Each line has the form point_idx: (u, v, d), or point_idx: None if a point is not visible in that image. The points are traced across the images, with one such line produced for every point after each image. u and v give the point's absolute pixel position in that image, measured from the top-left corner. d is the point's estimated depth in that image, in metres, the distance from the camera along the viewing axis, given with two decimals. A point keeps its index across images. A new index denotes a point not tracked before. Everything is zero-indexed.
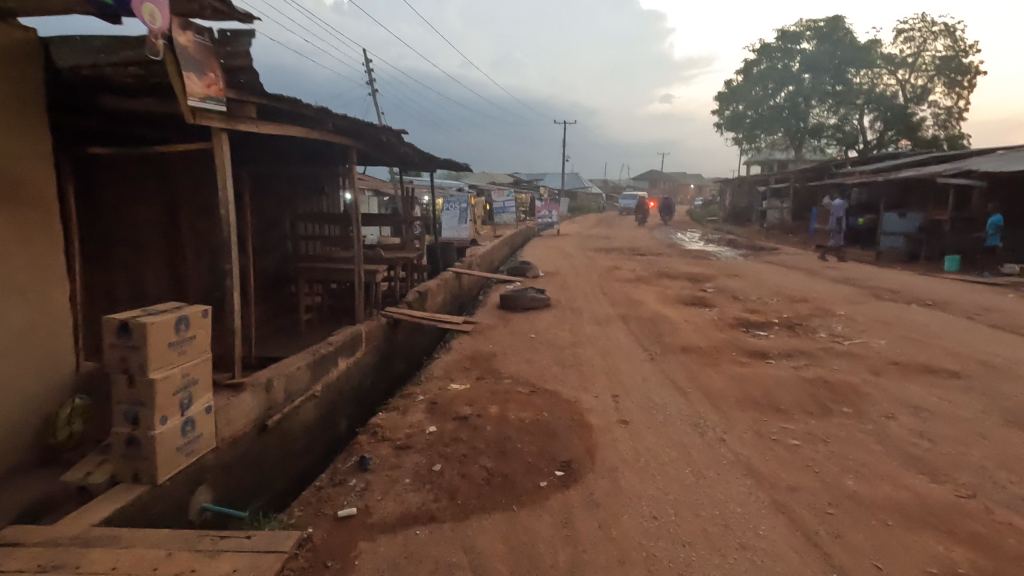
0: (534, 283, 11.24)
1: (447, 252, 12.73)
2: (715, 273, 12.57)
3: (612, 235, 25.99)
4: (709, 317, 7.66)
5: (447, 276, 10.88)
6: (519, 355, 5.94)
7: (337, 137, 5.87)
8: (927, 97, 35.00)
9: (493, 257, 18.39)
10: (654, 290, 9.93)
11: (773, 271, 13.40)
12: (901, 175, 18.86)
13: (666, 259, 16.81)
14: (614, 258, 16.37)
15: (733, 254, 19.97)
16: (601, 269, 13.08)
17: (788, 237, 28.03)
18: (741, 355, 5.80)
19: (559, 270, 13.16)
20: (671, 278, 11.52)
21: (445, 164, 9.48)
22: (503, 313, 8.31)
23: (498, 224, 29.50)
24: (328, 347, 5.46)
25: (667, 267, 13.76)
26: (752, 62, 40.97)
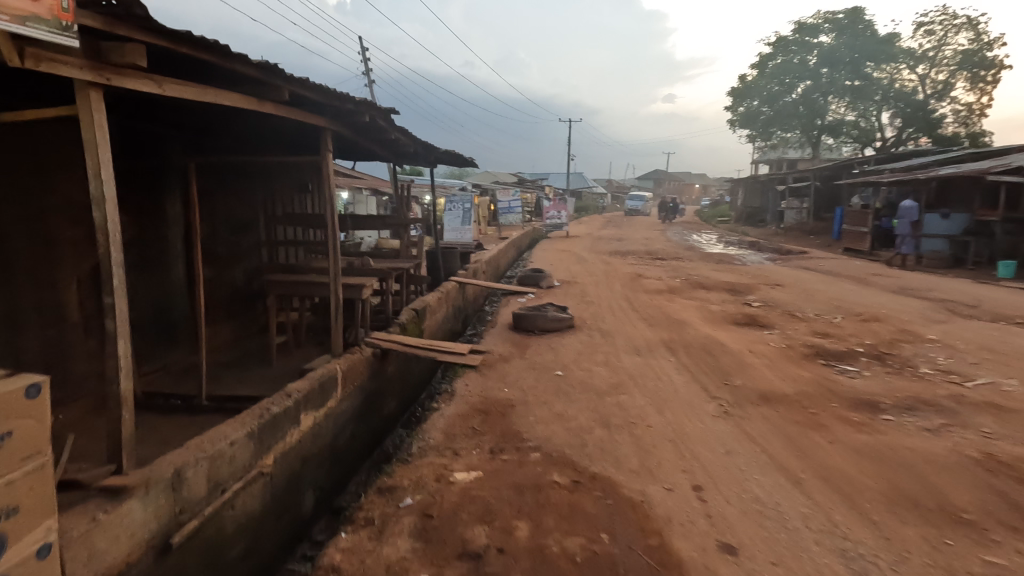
0: (551, 295, 9.78)
1: (448, 259, 11.24)
2: (754, 283, 11.04)
3: (625, 237, 24.44)
4: (776, 344, 6.16)
5: (450, 288, 9.42)
6: (545, 404, 4.44)
7: (300, 112, 4.43)
8: (949, 92, 33.41)
9: (500, 261, 16.92)
10: (692, 305, 8.43)
11: (816, 279, 11.87)
12: (942, 173, 17.33)
13: (690, 264, 15.27)
14: (633, 263, 14.86)
15: (758, 258, 18.43)
16: (623, 278, 11.56)
17: (809, 240, 26.43)
18: (846, 407, 4.30)
19: (576, 278, 11.66)
20: (706, 289, 10.00)
21: (445, 156, 8.05)
22: (517, 336, 6.82)
23: (504, 224, 28.04)
24: (286, 400, 3.99)
25: (695, 275, 12.25)
26: (766, 57, 39.08)
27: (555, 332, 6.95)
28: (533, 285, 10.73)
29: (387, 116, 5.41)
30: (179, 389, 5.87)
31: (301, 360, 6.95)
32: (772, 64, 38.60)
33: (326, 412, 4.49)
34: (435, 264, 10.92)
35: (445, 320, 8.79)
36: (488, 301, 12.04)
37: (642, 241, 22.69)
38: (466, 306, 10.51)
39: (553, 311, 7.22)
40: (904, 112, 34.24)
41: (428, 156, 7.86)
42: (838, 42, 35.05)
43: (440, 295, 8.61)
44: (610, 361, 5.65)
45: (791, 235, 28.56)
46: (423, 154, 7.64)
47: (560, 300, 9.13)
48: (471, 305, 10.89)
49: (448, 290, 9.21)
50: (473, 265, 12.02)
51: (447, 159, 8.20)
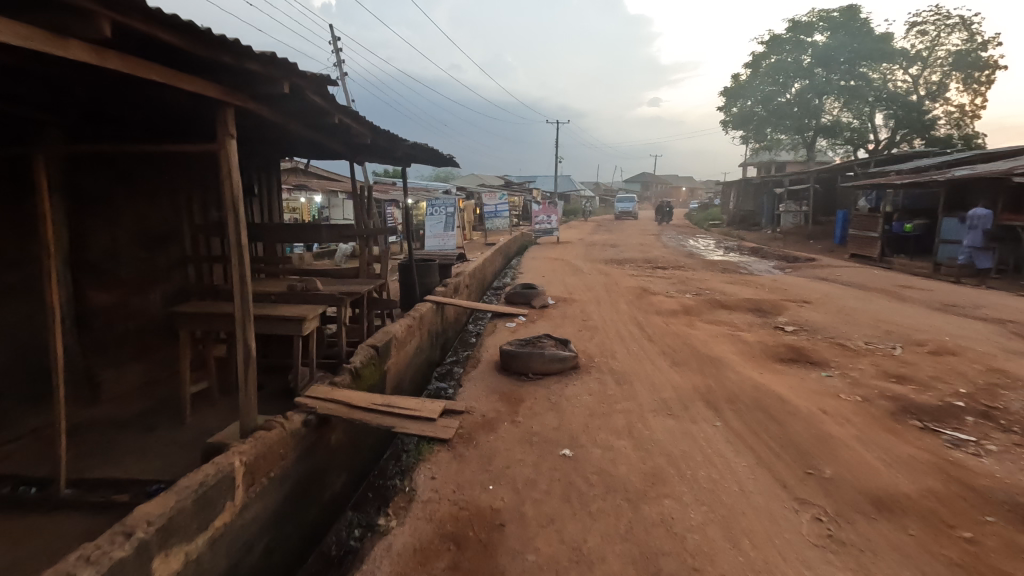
0: (546, 317, 8.26)
1: (423, 273, 9.63)
2: (777, 299, 9.61)
3: (620, 243, 23.06)
4: (847, 395, 4.67)
5: (424, 311, 7.83)
6: (551, 522, 2.91)
7: (165, 74, 2.89)
8: (942, 94, 32.55)
9: (486, 272, 15.38)
10: (718, 331, 6.95)
11: (844, 293, 10.47)
12: (961, 174, 16.10)
13: (696, 275, 13.87)
14: (633, 274, 13.42)
15: (765, 266, 17.10)
16: (627, 294, 10.09)
17: (811, 245, 25.25)
18: (1013, 525, 2.82)
19: (572, 294, 10.17)
20: (726, 310, 8.54)
21: (413, 149, 6.46)
22: (504, 382, 5.27)
23: (490, 230, 26.50)
24: (125, 544, 2.39)
25: (707, 290, 10.80)
26: (761, 56, 38.04)
27: (555, 376, 5.41)
28: (522, 305, 9.20)
29: (322, 88, 3.84)
30: (27, 471, 4.18)
31: (222, 416, 5.34)
32: (766, 63, 37.59)
33: (212, 536, 2.91)
34: (408, 279, 9.31)
35: (416, 353, 7.19)
36: (469, 324, 10.51)
37: (638, 248, 21.35)
38: (443, 331, 8.96)
39: (551, 348, 5.69)
40: (897, 114, 33.39)
41: (391, 150, 6.29)
42: (833, 40, 34.00)
43: (410, 321, 7.02)
44: (634, 428, 4.12)
45: (790, 240, 27.43)
46: (385, 146, 6.06)
47: (557, 326, 7.60)
48: (450, 329, 9.34)
49: (422, 314, 7.62)
50: (453, 280, 10.47)
51: (415, 151, 6.62)
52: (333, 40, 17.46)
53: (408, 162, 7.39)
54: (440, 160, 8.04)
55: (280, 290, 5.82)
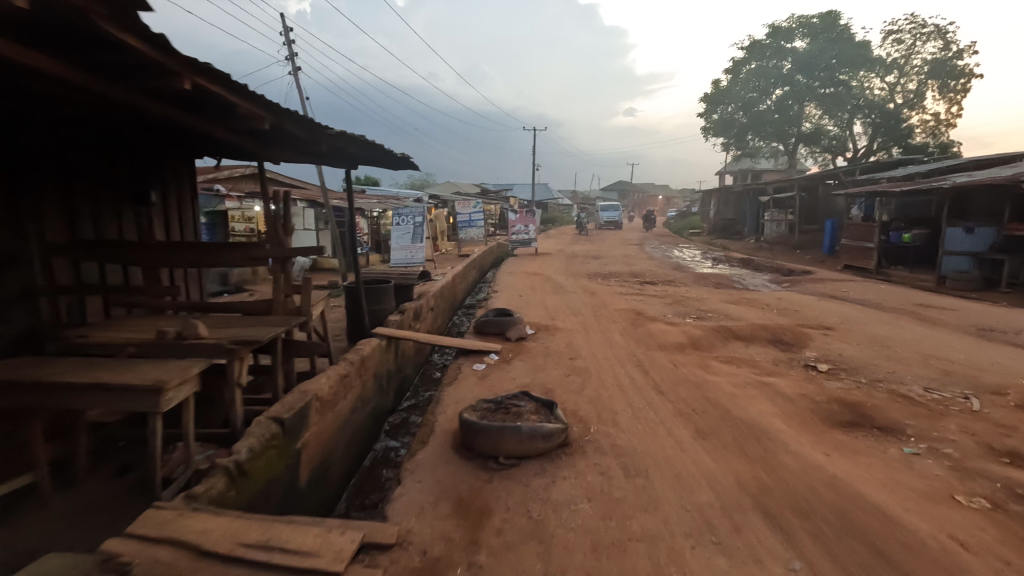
0: (525, 354, 6.69)
1: (374, 296, 7.93)
2: (795, 326, 8.16)
3: (601, 255, 21.75)
4: (967, 499, 3.17)
5: (370, 349, 6.15)
6: None
7: None
8: (919, 102, 31.81)
9: (457, 290, 13.77)
10: (742, 377, 5.46)
11: (865, 316, 9.10)
12: (966, 181, 15.01)
13: (692, 292, 12.45)
14: (622, 293, 11.96)
15: (760, 280, 15.83)
16: (618, 319, 8.58)
17: (800, 255, 24.20)
18: None
19: (555, 321, 8.62)
20: (741, 342, 7.07)
21: (340, 138, 4.82)
22: (466, 473, 3.66)
23: (464, 240, 24.87)
24: None
25: (710, 314, 9.33)
26: (741, 62, 37.36)
27: (536, 459, 3.81)
28: (494, 336, 7.61)
29: (130, 18, 2.21)
30: None
31: (42, 530, 3.48)
32: (747, 69, 36.90)
33: None
34: (355, 304, 7.59)
35: (353, 407, 5.50)
36: (429, 359, 8.86)
37: (621, 259, 20.02)
38: (396, 370, 7.31)
39: (530, 417, 4.06)
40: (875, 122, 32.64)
41: (309, 142, 4.66)
42: (812, 46, 33.35)
43: (343, 369, 5.33)
44: None
45: (776, 250, 26.46)
46: (299, 135, 4.43)
47: (538, 370, 6.02)
48: (406, 366, 7.69)
49: (365, 355, 5.94)
50: (413, 304, 8.80)
51: (342, 143, 4.99)
52: (285, 32, 15.77)
53: (338, 156, 5.74)
54: (384, 156, 6.43)
55: (146, 339, 4.07)
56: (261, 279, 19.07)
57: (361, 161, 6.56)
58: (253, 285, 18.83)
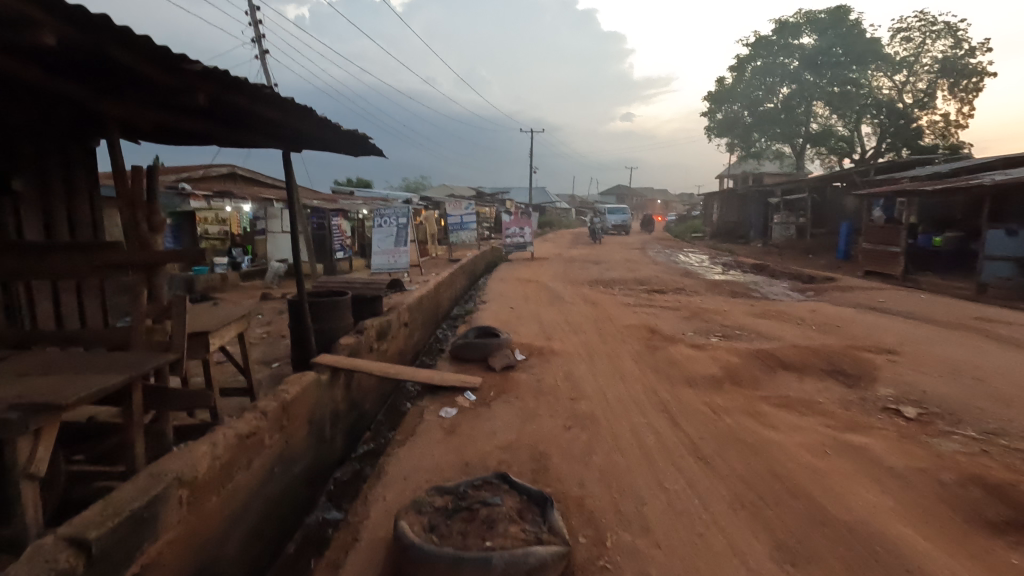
0: (512, 391, 5.11)
1: (327, 310, 6.27)
2: (849, 349, 6.61)
3: (602, 260, 20.22)
4: None
5: (301, 389, 4.51)
6: None
7: None
8: (929, 103, 30.21)
9: (442, 300, 12.23)
10: (815, 436, 3.88)
11: (926, 335, 7.54)
12: (1009, 179, 13.43)
13: (709, 303, 10.88)
14: (629, 304, 10.39)
15: (780, 289, 14.28)
16: (628, 339, 7.02)
17: (813, 260, 22.70)
18: None
19: (551, 341, 7.05)
20: (791, 373, 5.51)
21: (230, 89, 3.18)
22: None
23: (456, 244, 23.30)
24: None
25: (737, 333, 7.77)
26: (747, 59, 35.77)
27: None
28: (475, 363, 6.02)
29: None
30: None
31: None
32: (753, 66, 35.32)
33: None
34: (301, 321, 5.95)
35: (264, 478, 3.88)
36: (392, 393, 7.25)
37: (624, 265, 18.50)
38: (347, 409, 5.69)
39: (509, 531, 2.47)
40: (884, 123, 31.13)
41: (179, 92, 3.04)
42: (820, 42, 31.66)
43: (249, 425, 3.72)
44: None
45: (786, 255, 24.98)
46: (152, 77, 2.81)
47: (529, 418, 4.42)
48: (362, 402, 6.07)
49: (290, 399, 4.31)
50: (377, 320, 7.17)
51: (239, 99, 3.36)
52: (253, 12, 14.16)
53: (251, 125, 4.11)
54: (328, 132, 4.83)
55: None
56: (231, 286, 17.37)
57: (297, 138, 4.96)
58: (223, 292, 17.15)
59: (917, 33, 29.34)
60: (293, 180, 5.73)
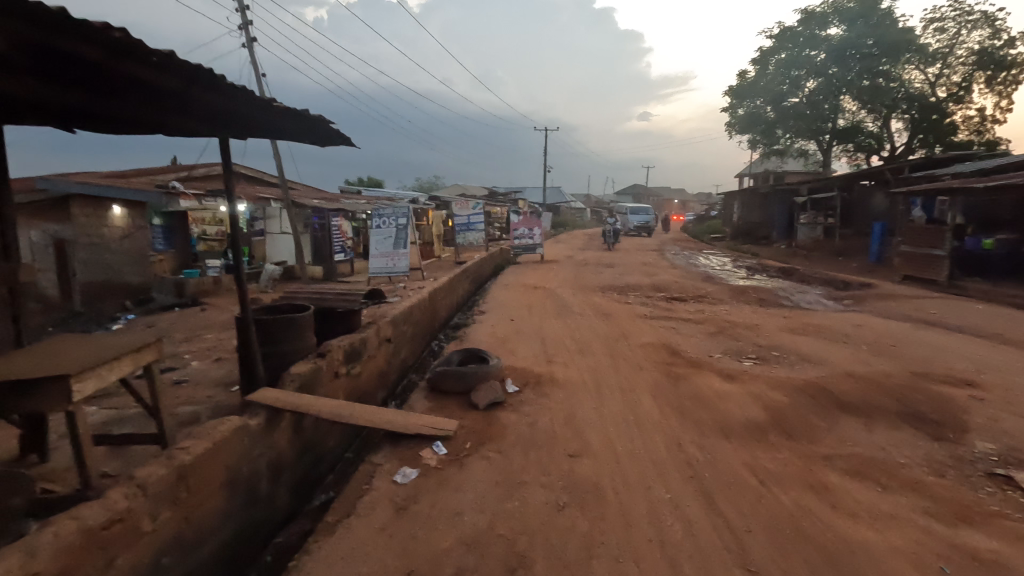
0: (495, 442, 3.98)
1: (280, 327, 5.19)
2: (914, 380, 5.41)
3: (616, 262, 19.04)
4: None
5: (213, 444, 3.43)
6: None
7: None
8: (964, 96, 28.46)
9: (438, 307, 11.21)
10: (919, 540, 2.68)
11: (1005, 360, 6.25)
12: None
13: (736, 315, 9.66)
14: (645, 315, 9.22)
15: (812, 297, 12.97)
16: (644, 365, 5.88)
17: (842, 263, 21.28)
18: None
19: (552, 366, 5.92)
20: (854, 418, 4.30)
21: (21, 15, 2.26)
22: None
23: (462, 246, 22.30)
24: None
25: (772, 355, 6.58)
26: (770, 51, 33.42)
27: None
28: (457, 397, 4.93)
29: None
30: None
31: None
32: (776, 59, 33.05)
33: None
34: (247, 343, 4.91)
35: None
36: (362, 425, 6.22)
37: (639, 268, 17.30)
38: (297, 455, 4.63)
39: None
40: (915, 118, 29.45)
41: None
42: (849, 32, 29.36)
43: (113, 509, 2.66)
44: None
45: (813, 258, 23.53)
46: None
47: (512, 487, 3.32)
48: (321, 442, 5.02)
49: (193, 461, 3.24)
50: (347, 338, 6.10)
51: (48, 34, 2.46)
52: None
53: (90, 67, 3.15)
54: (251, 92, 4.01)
55: None
56: (224, 291, 16.88)
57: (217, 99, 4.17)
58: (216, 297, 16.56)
59: (952, 23, 27.52)
60: (230, 162, 4.66)
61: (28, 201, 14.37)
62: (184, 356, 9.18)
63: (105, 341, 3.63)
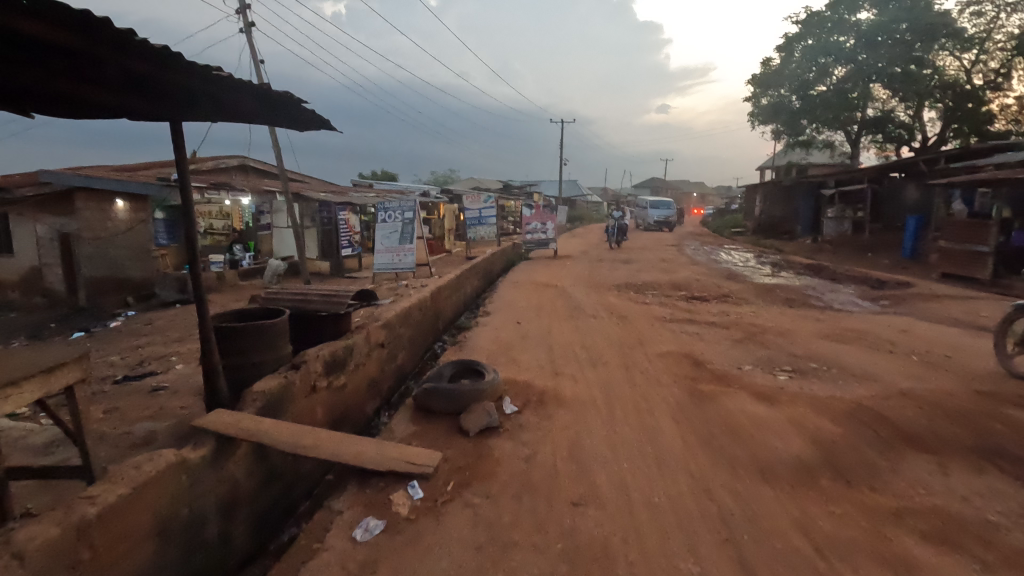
0: (485, 483, 3.29)
1: (248, 334, 4.55)
2: (982, 401, 4.61)
3: (633, 259, 18.23)
4: None
5: (135, 490, 2.78)
6: None
7: None
8: (1004, 83, 26.78)
9: (443, 306, 10.60)
10: None
11: None
12: None
13: (764, 317, 8.86)
14: (665, 318, 8.48)
15: (845, 297, 12.07)
16: (663, 380, 5.13)
17: (872, 260, 20.18)
18: None
19: (558, 380, 5.22)
20: (926, 456, 3.51)
21: None
22: None
23: (474, 240, 21.67)
24: None
25: (810, 367, 5.79)
26: (796, 38, 32.14)
27: None
28: (446, 419, 4.24)
29: None
30: None
31: None
32: (802, 46, 31.73)
33: None
34: (206, 353, 4.28)
35: None
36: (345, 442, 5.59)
37: (657, 265, 16.47)
38: (261, 485, 4.01)
39: None
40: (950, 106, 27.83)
41: None
42: (880, 16, 27.74)
43: None
44: None
45: (840, 253, 22.46)
46: None
47: (500, 554, 2.62)
48: (292, 468, 4.39)
49: (103, 513, 2.59)
50: (329, 345, 5.45)
51: None
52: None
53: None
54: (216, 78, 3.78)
55: None
56: (227, 286, 16.19)
57: (180, 84, 3.91)
58: (218, 292, 15.68)
59: (993, 5, 25.81)
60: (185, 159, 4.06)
61: (36, 197, 14.81)
62: (171, 358, 8.63)
63: (14, 360, 3.03)
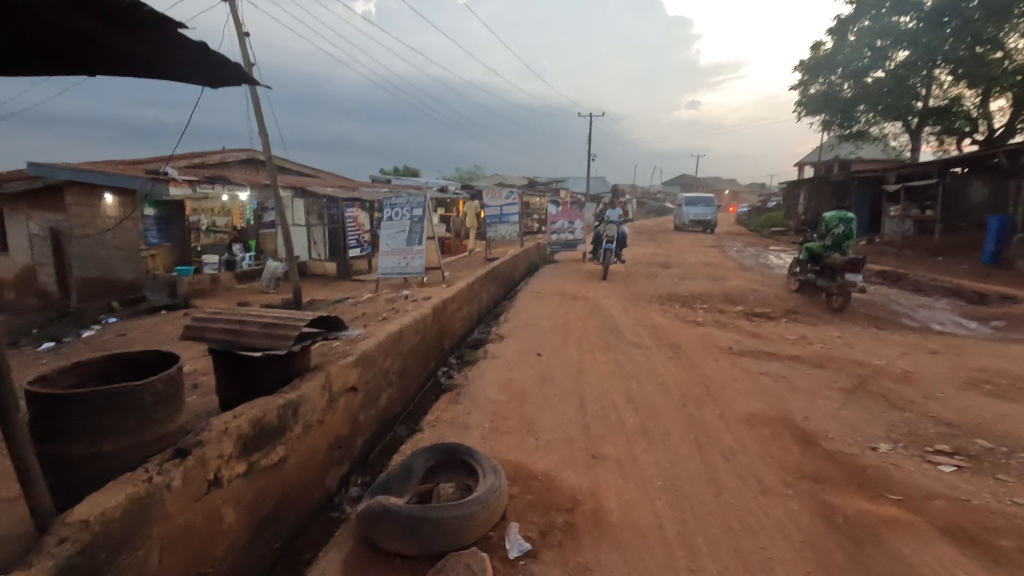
0: None
1: (92, 408, 2.82)
2: None
3: (674, 262, 16.16)
4: None
5: None
6: None
7: None
8: None
9: (452, 322, 8.79)
10: None
11: None
12: None
13: (863, 348, 6.81)
14: (735, 347, 6.52)
15: (943, 315, 9.84)
16: (767, 483, 3.21)
17: (946, 266, 17.71)
18: None
19: (598, 473, 3.36)
20: None
21: None
22: None
23: (495, 240, 19.95)
24: None
25: (980, 450, 3.79)
26: (850, 20, 29.05)
27: None
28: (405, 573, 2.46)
29: None
30: None
31: None
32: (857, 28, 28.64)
33: None
34: None
35: None
36: (283, 545, 3.84)
37: (701, 270, 14.38)
38: None
39: None
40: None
41: None
42: None
43: None
44: None
45: (905, 257, 20.00)
46: None
47: None
48: None
49: None
50: (256, 407, 3.67)
51: None
52: None
53: None
54: None
55: None
56: (222, 290, 15.10)
57: None
58: (211, 297, 14.63)
59: None
60: None
61: (27, 190, 13.37)
62: None
63: None
